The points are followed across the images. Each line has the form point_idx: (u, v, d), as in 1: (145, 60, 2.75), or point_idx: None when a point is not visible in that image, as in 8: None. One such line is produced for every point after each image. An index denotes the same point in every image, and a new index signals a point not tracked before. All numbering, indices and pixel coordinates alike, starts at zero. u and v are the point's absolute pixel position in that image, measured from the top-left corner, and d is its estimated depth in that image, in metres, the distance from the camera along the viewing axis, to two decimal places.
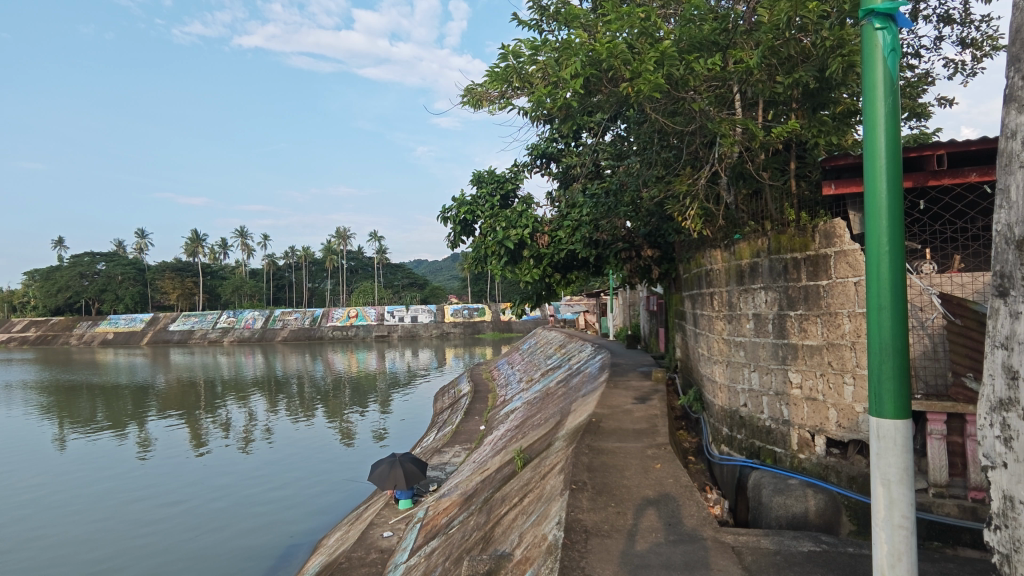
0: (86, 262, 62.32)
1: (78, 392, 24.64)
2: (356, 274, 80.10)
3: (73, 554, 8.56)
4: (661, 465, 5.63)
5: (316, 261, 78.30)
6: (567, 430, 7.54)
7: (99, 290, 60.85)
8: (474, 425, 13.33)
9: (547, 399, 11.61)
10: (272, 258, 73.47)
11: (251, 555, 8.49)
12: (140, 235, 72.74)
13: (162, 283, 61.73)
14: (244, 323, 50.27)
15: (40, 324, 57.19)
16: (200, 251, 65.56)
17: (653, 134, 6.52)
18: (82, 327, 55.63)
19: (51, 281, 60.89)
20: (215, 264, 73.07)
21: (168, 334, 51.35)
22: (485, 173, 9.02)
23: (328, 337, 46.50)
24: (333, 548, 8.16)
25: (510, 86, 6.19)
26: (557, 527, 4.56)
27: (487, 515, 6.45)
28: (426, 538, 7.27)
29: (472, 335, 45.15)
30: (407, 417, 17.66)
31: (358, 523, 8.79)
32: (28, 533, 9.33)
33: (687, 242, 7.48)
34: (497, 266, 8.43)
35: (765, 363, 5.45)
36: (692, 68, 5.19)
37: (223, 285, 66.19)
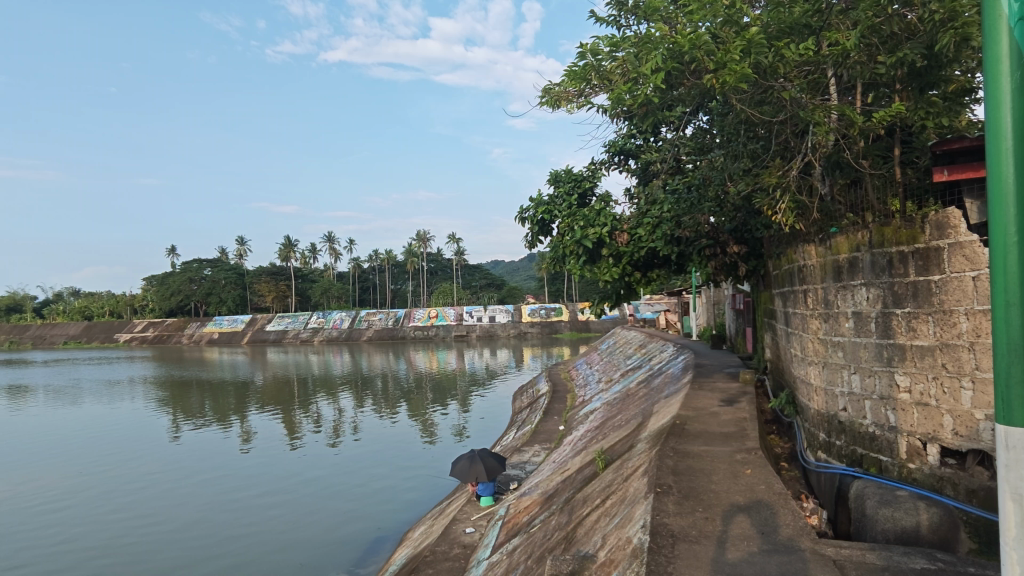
0: (194, 268, 67.96)
1: (189, 387, 26.89)
2: (436, 276, 82.63)
3: (188, 536, 9.34)
4: (752, 471, 5.40)
5: (398, 263, 81.34)
6: (650, 432, 7.38)
7: (205, 293, 66.19)
8: (553, 425, 13.35)
9: (628, 400, 11.45)
10: (358, 262, 77.11)
11: (344, 545, 8.92)
12: (241, 242, 78.49)
13: (260, 286, 66.34)
14: (333, 324, 53.01)
15: (157, 325, 63.02)
16: (293, 256, 69.89)
17: (739, 125, 6.30)
18: (192, 327, 60.79)
19: (165, 286, 66.93)
20: (306, 268, 77.66)
21: (266, 334, 55.10)
22: (563, 173, 9.00)
23: (411, 337, 48.18)
24: (419, 541, 8.43)
25: (590, 84, 6.19)
26: (642, 529, 4.48)
27: (569, 515, 6.43)
28: (507, 536, 7.36)
29: (550, 334, 45.29)
30: (486, 415, 17.95)
31: (442, 517, 9.04)
32: (150, 516, 10.26)
33: (778, 236, 7.12)
34: (576, 266, 8.30)
35: (867, 365, 5.09)
36: (782, 54, 4.95)
37: (313, 288, 70.19)
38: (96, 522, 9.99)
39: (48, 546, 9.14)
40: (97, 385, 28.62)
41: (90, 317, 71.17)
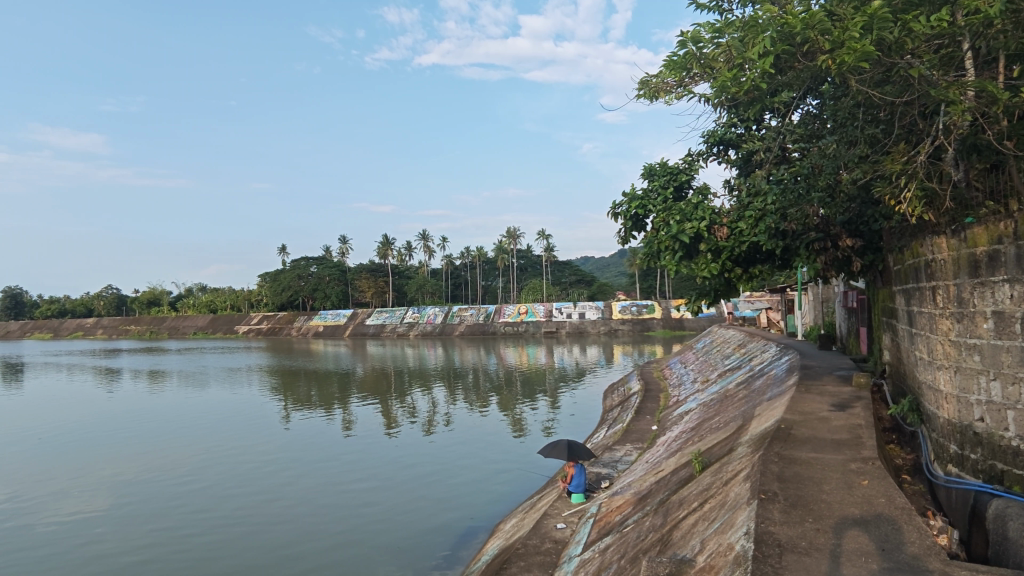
0: (302, 266, 73.07)
1: (298, 376, 29.00)
2: (525, 272, 83.52)
3: (299, 512, 10.07)
4: (869, 482, 5.00)
5: (489, 260, 82.97)
6: (752, 435, 7.03)
7: (312, 289, 70.90)
8: (646, 425, 13.06)
9: (726, 401, 10.97)
10: (450, 259, 79.51)
11: (439, 532, 9.25)
12: (344, 240, 83.42)
13: (360, 283, 70.18)
14: (427, 319, 55.03)
15: (270, 318, 68.37)
16: (390, 254, 73.31)
17: (855, 108, 5.85)
18: (300, 321, 65.37)
19: (277, 282, 72.38)
20: (402, 265, 81.15)
21: (366, 328, 58.24)
22: (657, 166, 8.81)
23: (501, 332, 49.01)
24: (510, 533, 8.57)
25: (690, 73, 6.01)
26: (746, 536, 4.28)
27: (664, 517, 6.27)
28: (599, 535, 7.31)
29: (642, 332, 44.36)
30: (576, 412, 17.90)
31: (533, 512, 9.14)
32: (266, 492, 11.16)
33: (900, 227, 6.52)
34: (672, 261, 8.01)
35: (1009, 371, 4.56)
36: (910, 28, 4.53)
37: (409, 284, 73.22)
38: (222, 494, 11.00)
39: (183, 512, 10.18)
40: (220, 372, 31.56)
41: (214, 310, 78.54)
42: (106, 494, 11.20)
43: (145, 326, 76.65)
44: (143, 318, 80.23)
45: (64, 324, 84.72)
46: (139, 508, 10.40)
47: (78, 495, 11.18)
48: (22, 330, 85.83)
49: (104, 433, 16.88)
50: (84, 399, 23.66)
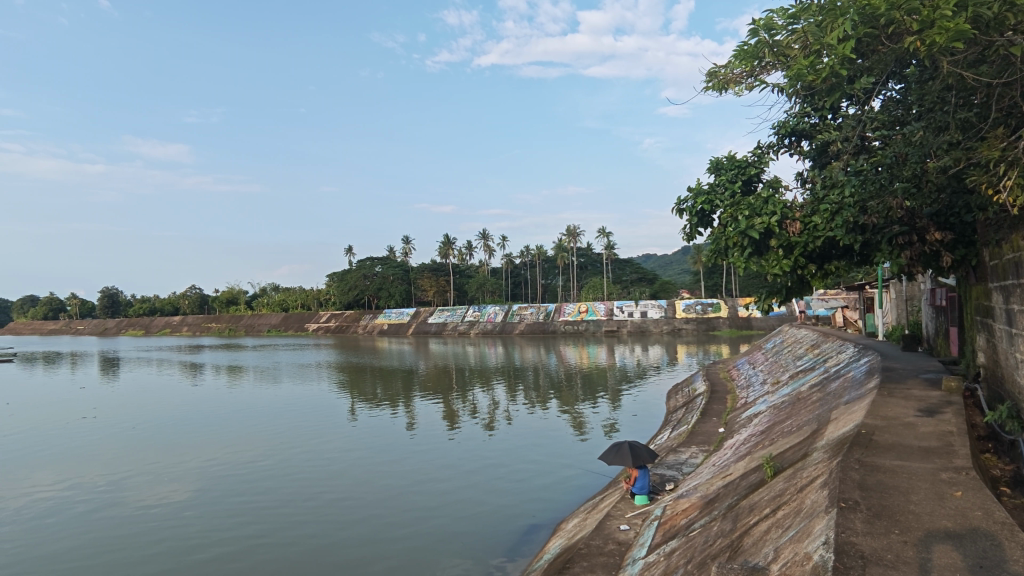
0: (368, 266, 75.55)
1: (364, 373, 29.97)
2: (585, 270, 83.06)
3: (365, 503, 10.42)
4: (962, 494, 4.66)
5: (549, 258, 82.97)
6: (828, 441, 6.68)
7: (376, 289, 73.06)
8: (712, 427, 12.68)
9: (798, 404, 10.48)
10: (510, 258, 80.05)
11: (500, 528, 9.33)
12: (406, 241, 85.62)
13: (422, 282, 71.79)
14: (487, 317, 55.66)
15: (338, 317, 71.05)
16: (451, 254, 74.62)
17: (945, 91, 5.47)
18: (366, 319, 67.58)
19: (344, 282, 75.02)
20: (463, 264, 82.39)
21: (428, 327, 59.52)
22: (724, 159, 8.53)
23: (561, 331, 48.89)
24: (572, 533, 8.54)
25: (762, 62, 5.84)
26: (826, 546, 4.08)
27: (733, 523, 6.07)
28: (664, 538, 7.15)
29: (707, 331, 43.10)
30: (639, 413, 17.60)
31: (595, 512, 9.05)
32: (335, 482, 11.62)
33: (996, 219, 6.03)
34: (740, 258, 7.70)
35: None
36: (1013, 2, 4.21)
37: (470, 283, 74.26)
38: (295, 484, 11.52)
39: (259, 500, 10.71)
40: (292, 368, 33.06)
41: (286, 309, 82.38)
42: (191, 481, 11.98)
43: (224, 324, 81.37)
44: (222, 316, 85.24)
45: (153, 322, 91.17)
46: (220, 495, 11.01)
47: (165, 480, 12.01)
48: (117, 328, 93.05)
49: (188, 424, 18.02)
50: (171, 391, 25.37)
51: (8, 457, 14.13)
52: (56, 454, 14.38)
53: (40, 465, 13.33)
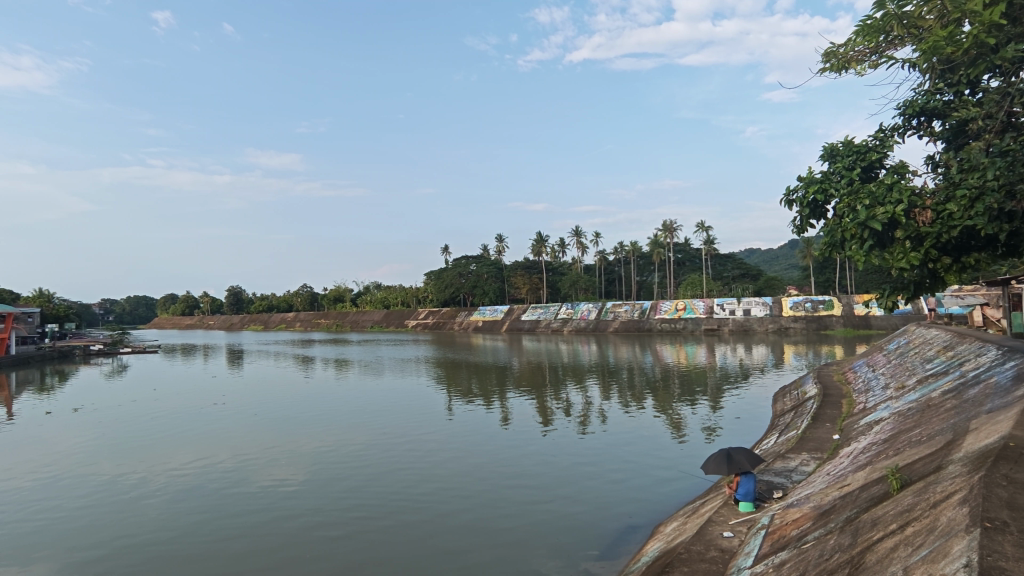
0: (463, 264, 77.77)
1: (460, 368, 30.85)
2: (683, 267, 80.34)
3: (463, 495, 10.71)
4: None
5: (643, 255, 81.02)
6: (968, 453, 6.00)
7: (471, 287, 74.86)
8: (825, 433, 11.81)
9: (929, 411, 9.48)
10: (603, 254, 79.14)
11: (596, 528, 9.23)
12: (500, 240, 87.25)
13: (516, 280, 72.91)
14: (581, 315, 55.38)
15: (436, 314, 73.75)
16: (544, 252, 74.99)
17: None
18: (462, 316, 69.62)
19: (441, 280, 77.48)
20: (556, 262, 82.55)
21: (522, 324, 60.27)
22: (840, 146, 7.92)
23: (657, 330, 47.65)
24: (671, 537, 8.29)
25: (888, 38, 5.47)
26: (966, 570, 3.69)
27: (852, 538, 5.62)
28: (773, 548, 6.75)
29: (818, 331, 40.18)
30: (742, 416, 16.76)
31: (696, 517, 8.72)
32: (433, 473, 12.06)
33: None
34: (859, 251, 7.05)
35: None
36: None
37: (562, 281, 74.22)
38: (396, 473, 12.09)
39: (364, 485, 11.34)
40: (393, 363, 34.77)
41: (388, 306, 86.45)
42: (305, 465, 12.93)
43: (333, 321, 86.96)
44: (331, 313, 91.06)
45: (271, 319, 99.24)
46: (330, 480, 11.76)
47: (284, 463, 13.05)
48: (241, 323, 102.35)
49: (301, 412, 19.47)
50: (287, 382, 27.51)
51: (154, 437, 15.97)
52: (193, 436, 16.05)
53: (180, 446, 14.91)
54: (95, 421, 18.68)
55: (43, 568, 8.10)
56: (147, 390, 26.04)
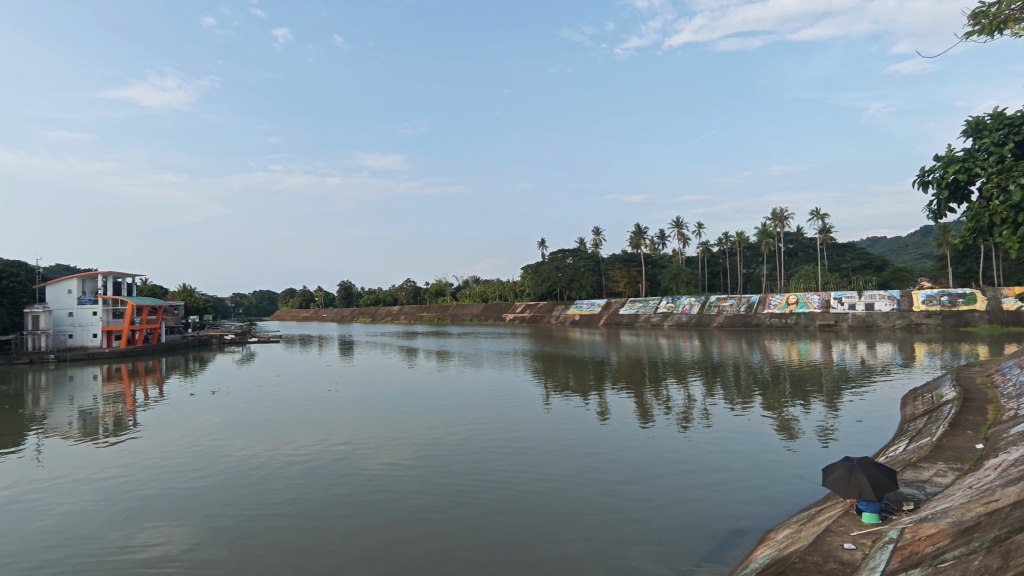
0: (560, 258, 77.79)
1: (556, 362, 30.92)
2: (795, 258, 75.23)
3: (561, 488, 10.74)
4: None
5: (751, 246, 76.74)
6: None
7: (568, 280, 74.71)
8: (966, 441, 10.58)
9: None
10: (706, 246, 75.88)
11: (699, 530, 8.89)
12: (597, 233, 86.36)
13: (614, 273, 71.83)
14: (682, 309, 53.51)
15: (533, 307, 74.47)
16: (642, 244, 73.22)
17: None
18: (558, 309, 69.75)
19: (538, 273, 77.93)
20: (655, 254, 80.34)
21: (620, 318, 59.36)
22: (988, 120, 7.07)
23: (766, 325, 45.03)
24: (783, 544, 7.81)
25: None
26: None
27: (1003, 560, 5.00)
28: (903, 565, 6.16)
29: (957, 328, 36.00)
30: (864, 419, 15.42)
31: (812, 525, 8.16)
32: (532, 465, 12.20)
33: None
34: (1011, 237, 6.20)
35: None
36: None
37: (662, 274, 72.11)
38: (496, 463, 12.36)
39: (465, 474, 11.70)
40: (491, 355, 35.53)
41: (486, 300, 88.48)
42: (411, 451, 13.57)
43: (435, 314, 90.40)
44: (433, 306, 94.81)
45: (379, 312, 104.96)
46: (434, 466, 12.26)
47: (392, 449, 13.78)
48: (352, 315, 109.22)
49: (407, 401, 20.51)
50: (392, 372, 29.05)
51: (279, 419, 17.52)
52: (312, 420, 17.38)
53: (299, 429, 16.19)
54: (229, 403, 20.79)
55: (186, 531, 9.06)
56: (271, 376, 28.57)
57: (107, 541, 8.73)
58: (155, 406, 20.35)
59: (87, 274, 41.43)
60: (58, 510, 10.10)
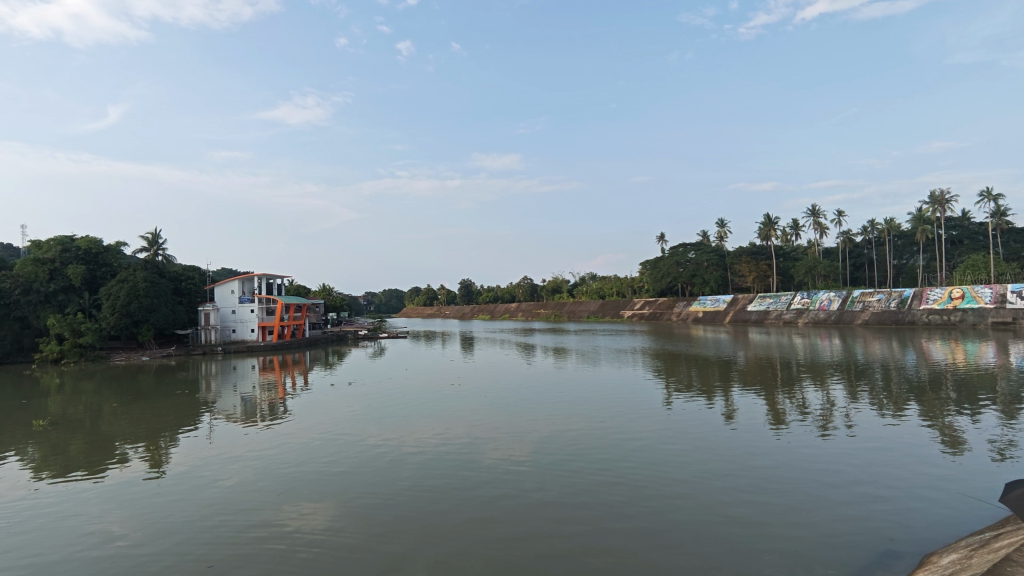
0: (680, 252, 74.76)
1: (678, 360, 29.83)
2: (959, 246, 66.20)
3: (686, 491, 10.34)
4: None
5: (903, 234, 68.78)
6: None
7: (690, 275, 71.46)
8: None
9: None
10: (849, 235, 69.12)
11: (843, 546, 8.11)
12: (721, 225, 82.15)
13: (740, 267, 67.78)
14: (819, 305, 49.22)
15: (652, 304, 72.47)
16: (772, 235, 68.43)
17: None
18: (680, 306, 67.27)
19: (657, 269, 75.53)
20: (788, 245, 74.65)
21: (747, 315, 55.98)
22: None
23: (922, 324, 40.05)
24: (947, 570, 6.90)
25: None
26: None
27: None
28: None
29: None
30: None
31: (984, 551, 7.12)
32: (654, 465, 11.91)
33: None
34: None
35: None
36: None
37: (796, 267, 66.86)
38: (617, 462, 12.19)
39: (586, 471, 11.68)
40: (610, 353, 35.15)
41: (603, 296, 87.75)
42: (532, 445, 13.80)
43: (552, 312, 91.12)
44: (550, 303, 95.88)
45: (497, 309, 107.82)
46: (557, 462, 12.35)
47: (513, 442, 14.13)
48: (472, 313, 113.50)
49: (525, 396, 20.93)
50: (512, 368, 29.75)
51: (409, 410, 18.70)
52: (439, 411, 18.31)
53: (426, 420, 17.13)
54: (363, 393, 22.47)
55: (328, 508, 9.89)
56: (402, 370, 30.54)
57: (265, 511, 9.82)
58: (302, 395, 22.58)
59: (246, 276, 46.83)
60: (228, 482, 11.56)
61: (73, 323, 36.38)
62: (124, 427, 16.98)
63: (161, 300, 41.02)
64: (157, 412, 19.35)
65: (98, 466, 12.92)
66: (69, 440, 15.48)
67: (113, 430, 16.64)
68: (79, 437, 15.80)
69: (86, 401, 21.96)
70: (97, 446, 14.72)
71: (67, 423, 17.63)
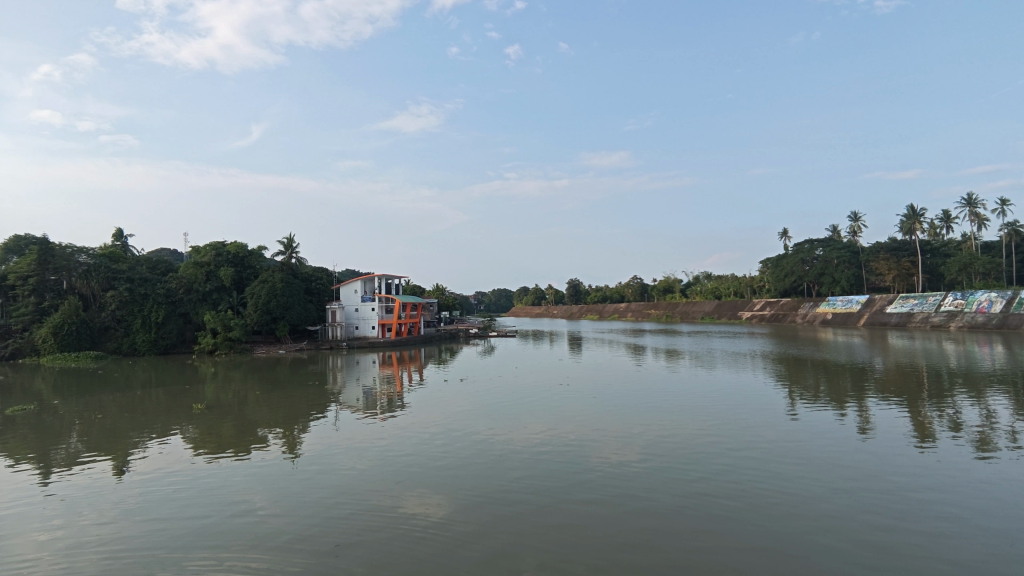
0: (807, 248, 69.19)
1: (804, 366, 27.69)
2: None
3: (811, 508, 9.57)
4: None
5: None
6: None
7: (818, 273, 65.99)
8: None
9: None
10: (1015, 227, 60.45)
11: None
12: (855, 219, 75.09)
13: (878, 265, 61.53)
14: (977, 308, 43.40)
15: (773, 305, 67.92)
16: (917, 228, 61.48)
17: None
18: (806, 307, 62.41)
19: (780, 268, 70.73)
20: (936, 240, 66.69)
21: (886, 318, 50.73)
22: None
23: None
24: None
25: None
26: None
27: None
28: None
29: None
30: None
31: None
32: (774, 476, 11.16)
33: None
34: None
35: None
36: None
37: (947, 264, 59.54)
38: (734, 471, 11.55)
39: (701, 478, 11.16)
40: (726, 355, 33.46)
41: (719, 297, 83.68)
42: (644, 449, 13.43)
43: (663, 312, 88.47)
44: (661, 304, 93.11)
45: (606, 309, 106.63)
46: (670, 468, 11.90)
47: (624, 445, 13.82)
48: (581, 313, 113.07)
49: (636, 398, 20.49)
50: (622, 369, 29.24)
51: (519, 407, 19.00)
52: (549, 410, 18.41)
53: (535, 418, 17.28)
54: (476, 390, 23.20)
55: (443, 499, 10.28)
56: (512, 367, 31.09)
57: (386, 497, 10.41)
58: (419, 389, 23.76)
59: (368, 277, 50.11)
60: (352, 468, 12.38)
61: (224, 319, 40.98)
62: (264, 413, 18.83)
63: (295, 299, 45.06)
64: (292, 400, 21.31)
65: (244, 447, 14.42)
66: (221, 423, 17.45)
67: (256, 415, 18.52)
68: (229, 420, 17.77)
69: (235, 388, 24.71)
70: (243, 429, 16.46)
71: (220, 408, 19.92)
